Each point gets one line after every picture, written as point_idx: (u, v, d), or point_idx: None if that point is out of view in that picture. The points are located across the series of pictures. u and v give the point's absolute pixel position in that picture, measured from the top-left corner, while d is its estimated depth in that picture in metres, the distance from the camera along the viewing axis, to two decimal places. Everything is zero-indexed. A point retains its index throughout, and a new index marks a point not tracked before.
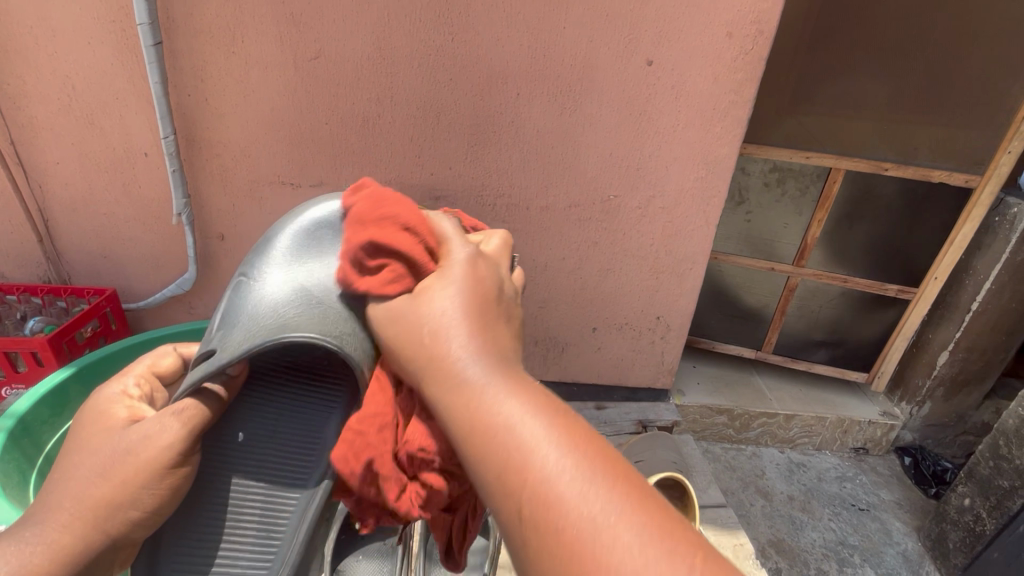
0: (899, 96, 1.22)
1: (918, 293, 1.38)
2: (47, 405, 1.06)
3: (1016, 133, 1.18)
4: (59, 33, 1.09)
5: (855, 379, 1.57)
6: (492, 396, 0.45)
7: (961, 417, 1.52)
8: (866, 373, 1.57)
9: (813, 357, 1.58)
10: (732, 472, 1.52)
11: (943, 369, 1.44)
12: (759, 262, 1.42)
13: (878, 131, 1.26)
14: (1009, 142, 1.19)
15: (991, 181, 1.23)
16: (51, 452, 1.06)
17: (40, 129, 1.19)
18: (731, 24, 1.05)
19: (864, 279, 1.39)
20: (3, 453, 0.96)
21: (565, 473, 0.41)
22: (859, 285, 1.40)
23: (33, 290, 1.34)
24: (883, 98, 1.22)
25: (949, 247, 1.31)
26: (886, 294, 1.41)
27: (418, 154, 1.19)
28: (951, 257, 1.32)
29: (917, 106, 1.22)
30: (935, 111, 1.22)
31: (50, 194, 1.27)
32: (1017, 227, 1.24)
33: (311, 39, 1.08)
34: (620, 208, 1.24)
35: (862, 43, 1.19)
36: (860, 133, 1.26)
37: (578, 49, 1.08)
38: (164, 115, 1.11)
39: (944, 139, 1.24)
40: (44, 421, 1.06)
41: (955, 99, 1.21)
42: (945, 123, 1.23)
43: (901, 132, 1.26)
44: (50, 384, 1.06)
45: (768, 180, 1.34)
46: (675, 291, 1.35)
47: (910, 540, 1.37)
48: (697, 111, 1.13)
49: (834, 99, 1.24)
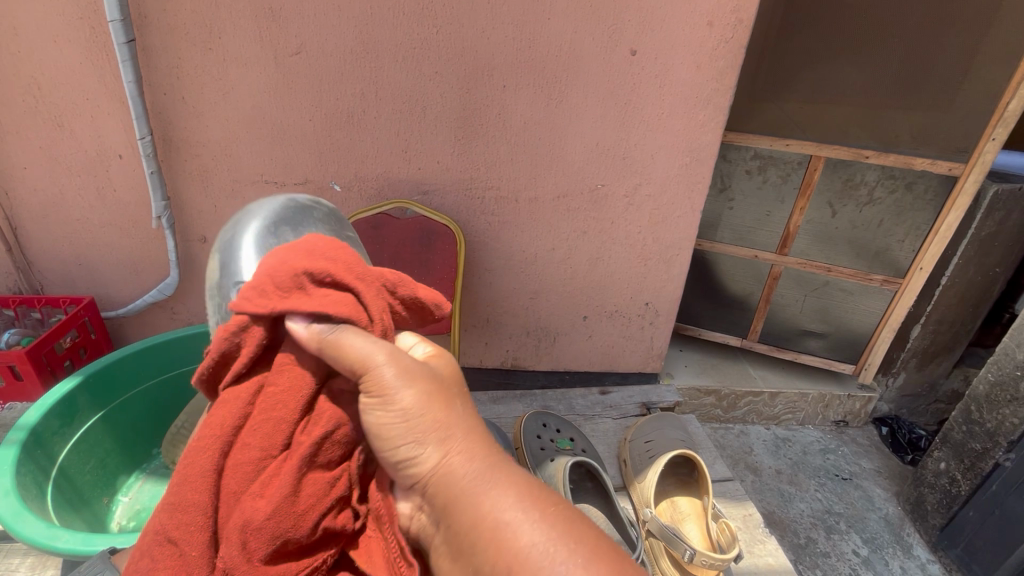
0: (874, 83, 1.28)
1: (904, 284, 1.42)
2: (57, 415, 1.02)
3: (1001, 119, 1.18)
4: (23, 31, 1.04)
5: (842, 370, 1.60)
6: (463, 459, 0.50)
7: (932, 386, 1.60)
8: (853, 364, 1.58)
9: (802, 349, 1.61)
10: (722, 450, 1.57)
11: (916, 342, 1.51)
12: (742, 249, 1.49)
13: (855, 118, 1.31)
14: (992, 129, 1.19)
15: (975, 169, 1.24)
16: (64, 463, 1.02)
17: (4, 133, 1.14)
18: (711, 14, 1.08)
19: (848, 269, 1.45)
20: (18, 466, 0.91)
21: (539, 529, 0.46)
22: (843, 276, 1.45)
23: (4, 302, 1.28)
24: (859, 85, 1.29)
25: (934, 236, 1.34)
26: (872, 284, 1.45)
27: (405, 149, 1.19)
28: (936, 248, 1.35)
29: (891, 90, 1.27)
30: (911, 96, 1.26)
31: (19, 201, 1.21)
32: (981, 204, 1.32)
33: (292, 34, 1.06)
34: (607, 197, 1.26)
35: (833, 34, 1.26)
36: (837, 118, 1.32)
37: (562, 39, 1.09)
38: (140, 115, 1.08)
39: (922, 126, 1.28)
40: (55, 433, 1.02)
41: (932, 86, 1.25)
42: (923, 107, 1.27)
43: (880, 120, 1.31)
44: (57, 394, 1.02)
45: (751, 167, 1.39)
46: (663, 277, 1.38)
47: (890, 504, 1.44)
48: (679, 99, 1.16)
49: (811, 86, 1.31)
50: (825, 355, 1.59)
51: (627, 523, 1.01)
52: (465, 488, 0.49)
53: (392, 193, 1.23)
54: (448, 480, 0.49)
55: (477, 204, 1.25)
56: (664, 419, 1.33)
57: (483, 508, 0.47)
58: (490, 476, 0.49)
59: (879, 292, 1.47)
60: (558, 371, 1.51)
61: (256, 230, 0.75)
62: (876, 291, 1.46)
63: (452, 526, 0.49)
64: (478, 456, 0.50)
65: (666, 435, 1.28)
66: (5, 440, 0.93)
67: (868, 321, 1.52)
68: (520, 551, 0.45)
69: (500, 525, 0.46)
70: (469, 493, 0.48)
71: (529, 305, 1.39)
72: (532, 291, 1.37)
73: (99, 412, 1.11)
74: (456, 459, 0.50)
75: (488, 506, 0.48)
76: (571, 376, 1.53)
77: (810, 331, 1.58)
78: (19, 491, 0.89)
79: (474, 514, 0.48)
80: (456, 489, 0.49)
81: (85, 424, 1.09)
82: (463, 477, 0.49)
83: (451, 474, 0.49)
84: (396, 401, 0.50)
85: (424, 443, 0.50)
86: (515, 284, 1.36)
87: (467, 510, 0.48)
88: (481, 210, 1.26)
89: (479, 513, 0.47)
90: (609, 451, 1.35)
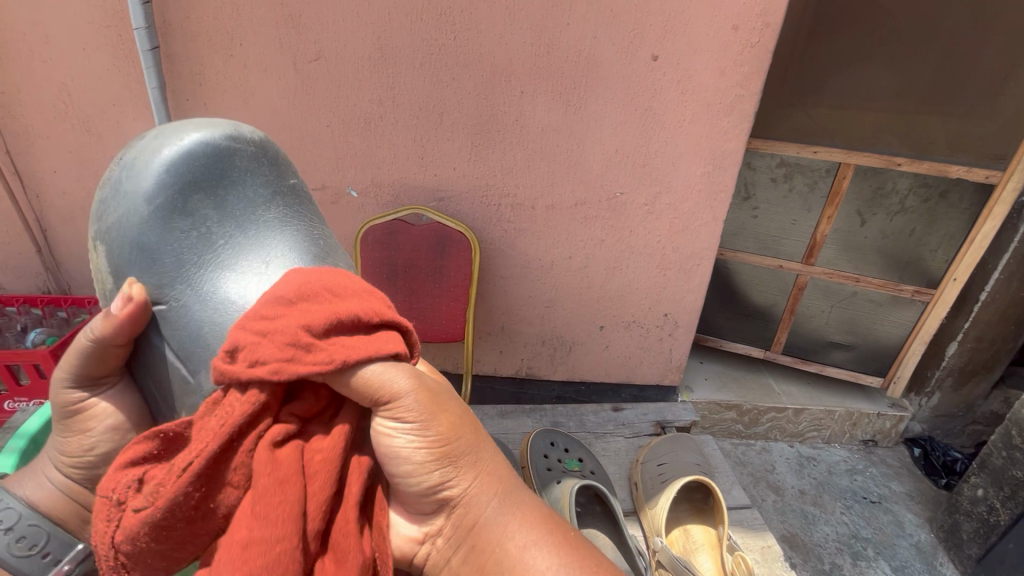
0: (907, 88, 1.23)
1: (936, 296, 1.36)
2: None
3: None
4: (54, 39, 1.07)
5: (870, 383, 1.54)
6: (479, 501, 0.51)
7: (970, 406, 1.52)
8: (882, 378, 1.54)
9: (828, 361, 1.55)
10: (742, 467, 1.52)
11: (951, 360, 1.44)
12: (766, 259, 1.43)
13: (888, 125, 1.26)
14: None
15: (1014, 176, 1.18)
16: None
17: (36, 138, 1.17)
18: (736, 18, 1.04)
19: (877, 279, 1.38)
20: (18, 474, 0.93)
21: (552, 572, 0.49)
22: (872, 286, 1.39)
23: (32, 302, 1.31)
24: (891, 89, 1.24)
25: (969, 246, 1.28)
26: (901, 295, 1.39)
27: (422, 155, 1.18)
28: (971, 257, 1.29)
29: (925, 96, 1.23)
30: (947, 101, 1.22)
31: (48, 204, 1.25)
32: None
33: (311, 41, 1.06)
34: (626, 205, 1.23)
35: (869, 34, 1.22)
36: (869, 124, 1.27)
37: (582, 45, 1.07)
38: (163, 121, 1.10)
39: (956, 133, 1.23)
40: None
41: (969, 90, 1.20)
42: (959, 113, 1.22)
43: (914, 127, 1.25)
44: None
45: (776, 175, 1.34)
46: (683, 288, 1.34)
47: (922, 531, 1.37)
48: (702, 106, 1.12)
49: (841, 91, 1.26)
50: (851, 366, 1.54)
51: (636, 552, 0.98)
52: (488, 518, 0.51)
53: (408, 200, 1.23)
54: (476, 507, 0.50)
55: (493, 211, 1.24)
56: (680, 440, 1.30)
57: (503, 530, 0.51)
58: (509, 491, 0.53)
59: (910, 304, 1.41)
60: (573, 381, 1.49)
61: (149, 215, 0.64)
62: (907, 302, 1.40)
63: (471, 553, 0.51)
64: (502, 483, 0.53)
65: (680, 458, 1.24)
66: (8, 447, 0.93)
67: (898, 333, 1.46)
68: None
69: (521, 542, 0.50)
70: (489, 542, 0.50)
71: (544, 314, 1.37)
72: (548, 299, 1.35)
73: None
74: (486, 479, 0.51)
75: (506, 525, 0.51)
76: (586, 387, 1.50)
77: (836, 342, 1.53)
78: None
79: (495, 542, 0.50)
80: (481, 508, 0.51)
81: None
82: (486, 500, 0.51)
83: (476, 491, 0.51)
84: (420, 433, 0.48)
85: (456, 473, 0.50)
86: (530, 291, 1.34)
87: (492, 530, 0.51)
88: (497, 216, 1.24)
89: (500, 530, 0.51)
90: (619, 473, 1.31)
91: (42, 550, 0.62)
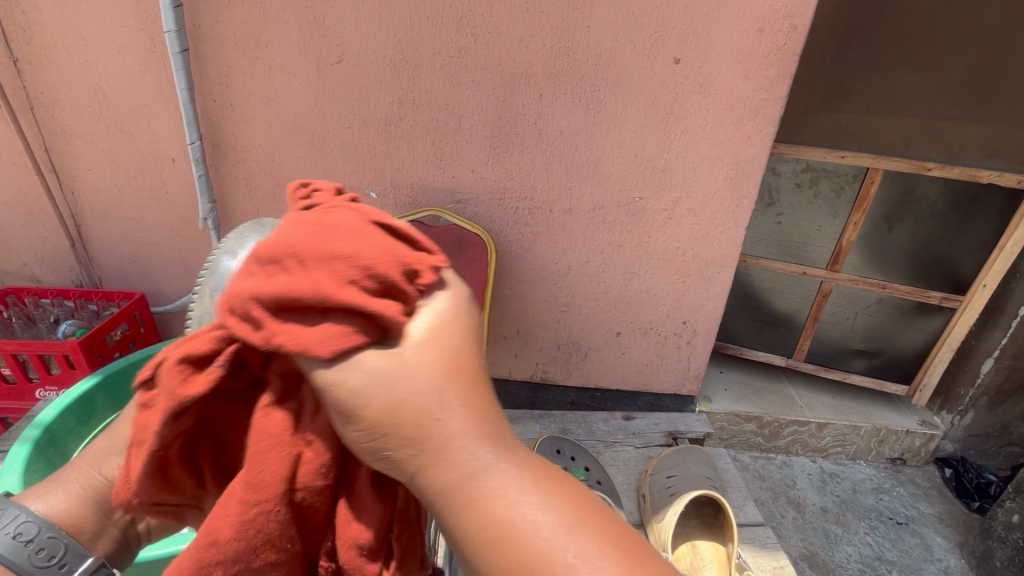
0: (939, 92, 1.22)
1: (965, 301, 1.30)
2: (73, 414, 1.07)
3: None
4: (90, 42, 1.11)
5: (895, 391, 1.49)
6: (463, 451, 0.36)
7: (1006, 427, 1.44)
8: (907, 386, 1.49)
9: (850, 368, 1.51)
10: (761, 481, 1.47)
11: (987, 378, 1.37)
12: (791, 266, 1.38)
13: (920, 129, 1.24)
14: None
15: None
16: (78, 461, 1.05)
17: (72, 137, 1.22)
18: (762, 20, 1.02)
19: (904, 286, 1.33)
20: (31, 461, 0.95)
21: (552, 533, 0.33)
22: (898, 293, 1.34)
23: (65, 294, 1.36)
24: (924, 94, 1.23)
25: (999, 252, 1.23)
26: (929, 302, 1.34)
27: (440, 158, 1.18)
28: (1001, 263, 1.23)
29: (958, 100, 1.21)
30: (980, 108, 1.20)
31: (82, 200, 1.29)
32: None
33: (334, 43, 1.08)
34: (645, 210, 1.21)
35: (900, 40, 1.21)
36: (901, 129, 1.24)
37: (603, 48, 1.06)
38: (191, 121, 1.13)
39: (992, 138, 1.20)
40: (69, 431, 1.06)
41: (1003, 98, 1.18)
42: (994, 119, 1.19)
43: (947, 132, 1.22)
44: (75, 393, 1.07)
45: (800, 180, 1.30)
46: (702, 295, 1.31)
47: (952, 556, 1.30)
48: (726, 110, 1.10)
49: (874, 96, 1.26)
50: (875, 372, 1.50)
51: None
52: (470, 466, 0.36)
53: (426, 202, 1.23)
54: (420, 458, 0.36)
55: (510, 214, 1.23)
56: (690, 453, 1.27)
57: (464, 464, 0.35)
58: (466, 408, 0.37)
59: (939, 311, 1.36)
60: (588, 387, 1.47)
61: None
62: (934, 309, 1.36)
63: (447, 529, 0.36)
64: (437, 362, 0.37)
65: (691, 471, 1.22)
66: (21, 435, 0.96)
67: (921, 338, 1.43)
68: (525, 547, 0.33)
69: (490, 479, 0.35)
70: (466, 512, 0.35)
71: (560, 318, 1.36)
72: (564, 304, 1.34)
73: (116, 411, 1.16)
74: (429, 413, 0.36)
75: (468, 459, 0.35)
76: (601, 394, 1.48)
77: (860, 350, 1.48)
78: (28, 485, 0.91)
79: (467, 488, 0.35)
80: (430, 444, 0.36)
81: (102, 422, 1.13)
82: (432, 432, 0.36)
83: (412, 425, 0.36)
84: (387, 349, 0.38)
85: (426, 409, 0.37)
86: (546, 295, 1.33)
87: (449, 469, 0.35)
88: (514, 220, 1.24)
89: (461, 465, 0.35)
90: (628, 484, 1.30)
91: (58, 561, 0.51)
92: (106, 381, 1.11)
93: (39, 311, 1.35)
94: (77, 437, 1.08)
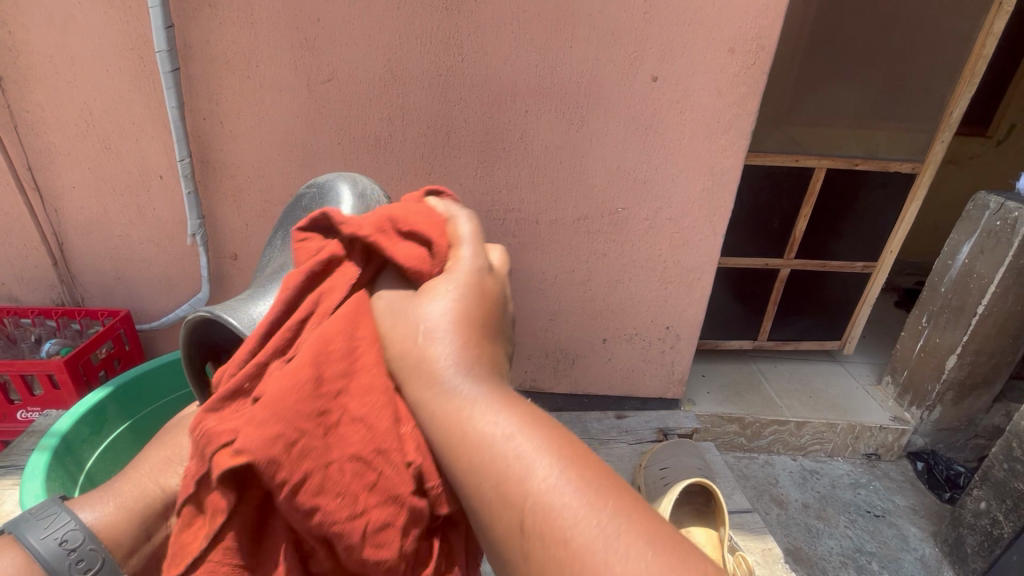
0: (863, 99, 1.46)
1: (877, 266, 1.60)
2: (87, 423, 1.06)
3: (947, 126, 1.41)
4: (78, 61, 1.12)
5: (831, 347, 1.76)
6: (479, 410, 0.44)
7: (971, 420, 1.53)
8: (839, 340, 1.76)
9: (801, 338, 1.75)
10: (745, 481, 1.52)
11: (951, 373, 1.45)
12: (757, 260, 1.56)
13: (845, 134, 1.48)
14: (941, 134, 1.42)
15: (930, 166, 1.45)
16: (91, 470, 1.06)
17: (57, 155, 1.21)
18: (732, 41, 1.09)
19: (839, 260, 1.60)
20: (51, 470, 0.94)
21: (511, 437, 0.43)
22: (835, 267, 1.60)
23: (46, 313, 1.34)
24: (852, 103, 1.47)
25: (901, 223, 1.54)
26: (854, 270, 1.62)
27: (429, 172, 1.21)
28: (903, 232, 1.55)
29: (875, 108, 1.47)
30: (887, 113, 1.48)
31: (66, 218, 1.28)
32: (983, 214, 1.37)
33: (324, 62, 1.11)
34: (628, 220, 1.26)
35: (838, 54, 1.41)
36: (832, 136, 1.48)
37: (583, 67, 1.11)
38: (180, 138, 1.13)
39: (894, 138, 1.49)
40: (84, 440, 1.06)
41: (904, 103, 1.46)
42: (896, 122, 1.48)
43: (864, 135, 1.49)
44: (89, 404, 1.06)
45: (765, 184, 1.45)
46: (684, 301, 1.37)
47: (927, 545, 1.37)
48: (701, 124, 1.17)
49: (812, 110, 1.46)
50: (821, 337, 1.76)
51: None
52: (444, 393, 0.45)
53: None
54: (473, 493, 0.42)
55: (498, 226, 1.27)
56: (681, 446, 1.33)
57: (547, 508, 0.39)
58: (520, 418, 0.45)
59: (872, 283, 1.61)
60: (576, 393, 1.50)
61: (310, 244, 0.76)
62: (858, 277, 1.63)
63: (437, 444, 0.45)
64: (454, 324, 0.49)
65: (683, 462, 1.27)
66: (37, 445, 0.96)
67: (848, 303, 1.69)
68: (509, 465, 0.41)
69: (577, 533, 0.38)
70: (465, 449, 0.43)
71: (548, 326, 1.39)
72: (551, 312, 1.37)
73: (126, 422, 1.16)
74: (461, 408, 0.44)
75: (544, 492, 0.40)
76: (588, 399, 1.51)
77: (811, 325, 1.73)
78: (49, 495, 0.91)
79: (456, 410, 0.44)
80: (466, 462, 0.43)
81: (113, 432, 1.13)
82: (520, 473, 0.41)
83: (457, 443, 0.44)
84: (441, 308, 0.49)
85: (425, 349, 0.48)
86: (534, 305, 1.36)
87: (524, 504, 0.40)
88: (501, 232, 1.27)
89: (492, 451, 0.42)
90: (625, 477, 1.33)
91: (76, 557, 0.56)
92: (117, 392, 1.10)
93: (20, 331, 1.33)
94: (91, 446, 1.08)
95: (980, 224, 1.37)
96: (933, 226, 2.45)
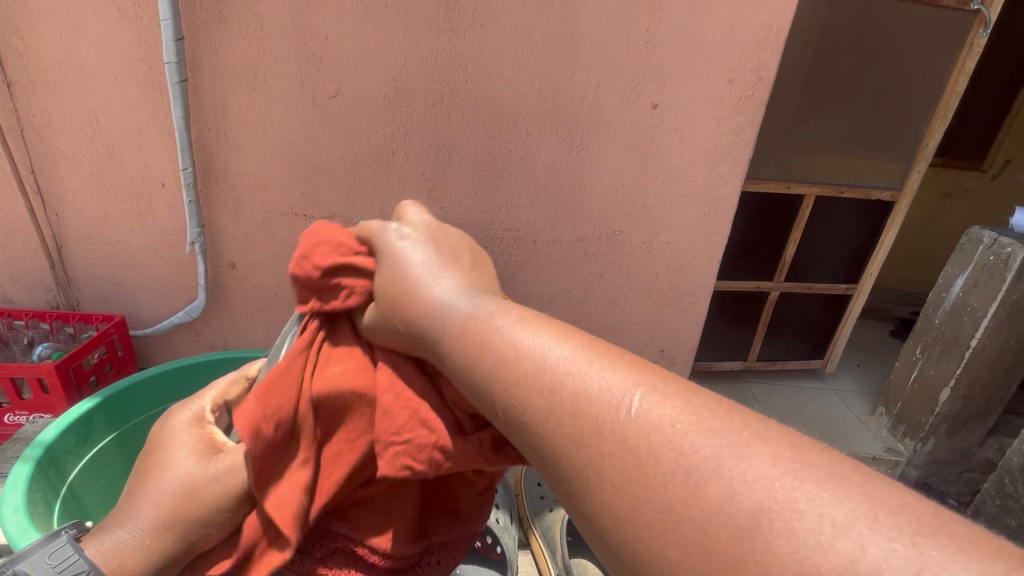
0: (851, 130, 1.49)
1: (857, 287, 1.63)
2: (73, 434, 1.05)
3: (922, 157, 1.48)
4: (88, 69, 1.14)
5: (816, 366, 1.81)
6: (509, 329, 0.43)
7: (964, 453, 1.54)
8: (822, 359, 1.80)
9: (787, 355, 1.77)
10: None
11: (945, 406, 1.45)
12: (749, 283, 1.57)
13: (832, 163, 1.52)
14: (917, 164, 1.48)
15: (907, 195, 1.50)
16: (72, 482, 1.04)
17: (61, 160, 1.22)
18: (731, 72, 1.12)
19: (824, 282, 1.63)
20: (31, 483, 0.94)
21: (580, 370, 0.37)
22: (821, 288, 1.63)
23: (41, 315, 1.33)
24: (840, 134, 1.49)
25: (880, 248, 1.58)
26: (838, 292, 1.65)
27: (429, 189, 1.22)
28: (881, 256, 1.59)
29: (862, 140, 1.51)
30: (872, 144, 1.51)
31: (66, 222, 1.29)
32: (976, 250, 1.39)
33: (330, 79, 1.12)
34: (625, 242, 1.27)
35: (832, 87, 1.44)
36: (821, 166, 1.51)
37: (584, 91, 1.13)
38: (185, 147, 1.14)
39: (873, 168, 1.53)
40: (68, 451, 1.05)
41: (886, 134, 1.50)
42: (878, 153, 1.52)
43: (850, 166, 1.52)
44: (76, 413, 1.06)
45: (758, 210, 1.47)
46: (679, 324, 1.38)
47: None
48: (698, 151, 1.19)
49: (804, 140, 1.49)
50: (804, 355, 1.79)
51: None
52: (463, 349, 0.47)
53: None
54: (486, 391, 0.42)
55: (496, 244, 1.27)
56: None
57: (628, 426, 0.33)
58: (544, 327, 0.43)
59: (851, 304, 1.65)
60: None
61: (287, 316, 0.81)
62: (841, 297, 1.66)
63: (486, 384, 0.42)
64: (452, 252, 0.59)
65: None
66: (21, 455, 0.96)
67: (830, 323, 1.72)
68: (610, 427, 0.33)
69: (609, 406, 0.34)
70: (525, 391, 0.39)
71: None
72: None
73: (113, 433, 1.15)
74: (512, 333, 0.43)
75: (615, 415, 0.33)
76: None
77: (799, 346, 1.76)
78: (28, 508, 0.90)
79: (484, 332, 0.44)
80: (482, 363, 0.43)
81: (98, 444, 1.12)
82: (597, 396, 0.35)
83: (567, 415, 0.36)
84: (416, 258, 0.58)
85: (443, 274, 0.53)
86: None
87: (542, 399, 0.37)
88: (499, 250, 1.27)
89: (549, 378, 0.38)
90: None
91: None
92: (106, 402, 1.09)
93: (13, 333, 1.33)
94: (75, 456, 1.07)
95: (974, 258, 1.39)
96: (929, 256, 2.46)
